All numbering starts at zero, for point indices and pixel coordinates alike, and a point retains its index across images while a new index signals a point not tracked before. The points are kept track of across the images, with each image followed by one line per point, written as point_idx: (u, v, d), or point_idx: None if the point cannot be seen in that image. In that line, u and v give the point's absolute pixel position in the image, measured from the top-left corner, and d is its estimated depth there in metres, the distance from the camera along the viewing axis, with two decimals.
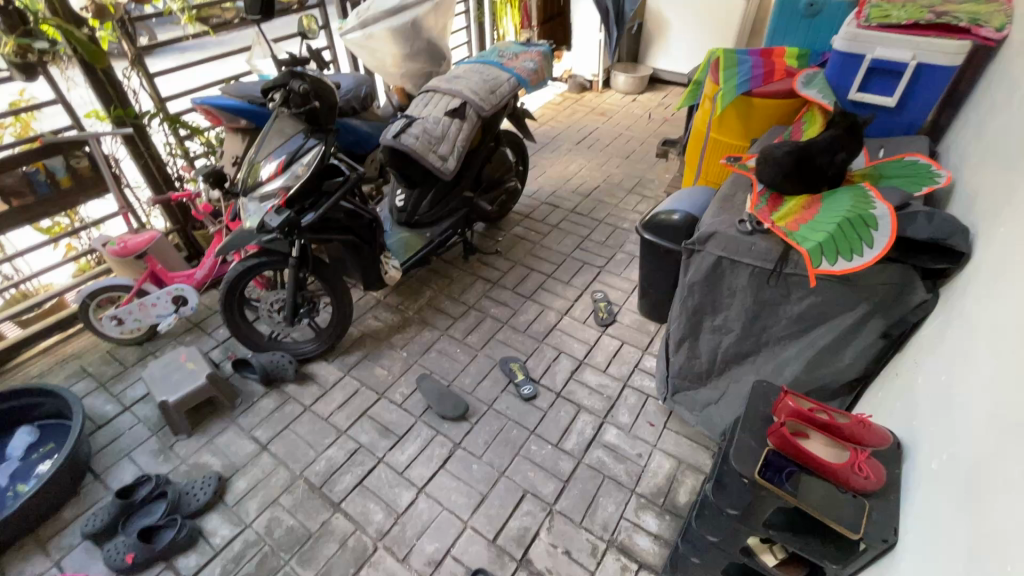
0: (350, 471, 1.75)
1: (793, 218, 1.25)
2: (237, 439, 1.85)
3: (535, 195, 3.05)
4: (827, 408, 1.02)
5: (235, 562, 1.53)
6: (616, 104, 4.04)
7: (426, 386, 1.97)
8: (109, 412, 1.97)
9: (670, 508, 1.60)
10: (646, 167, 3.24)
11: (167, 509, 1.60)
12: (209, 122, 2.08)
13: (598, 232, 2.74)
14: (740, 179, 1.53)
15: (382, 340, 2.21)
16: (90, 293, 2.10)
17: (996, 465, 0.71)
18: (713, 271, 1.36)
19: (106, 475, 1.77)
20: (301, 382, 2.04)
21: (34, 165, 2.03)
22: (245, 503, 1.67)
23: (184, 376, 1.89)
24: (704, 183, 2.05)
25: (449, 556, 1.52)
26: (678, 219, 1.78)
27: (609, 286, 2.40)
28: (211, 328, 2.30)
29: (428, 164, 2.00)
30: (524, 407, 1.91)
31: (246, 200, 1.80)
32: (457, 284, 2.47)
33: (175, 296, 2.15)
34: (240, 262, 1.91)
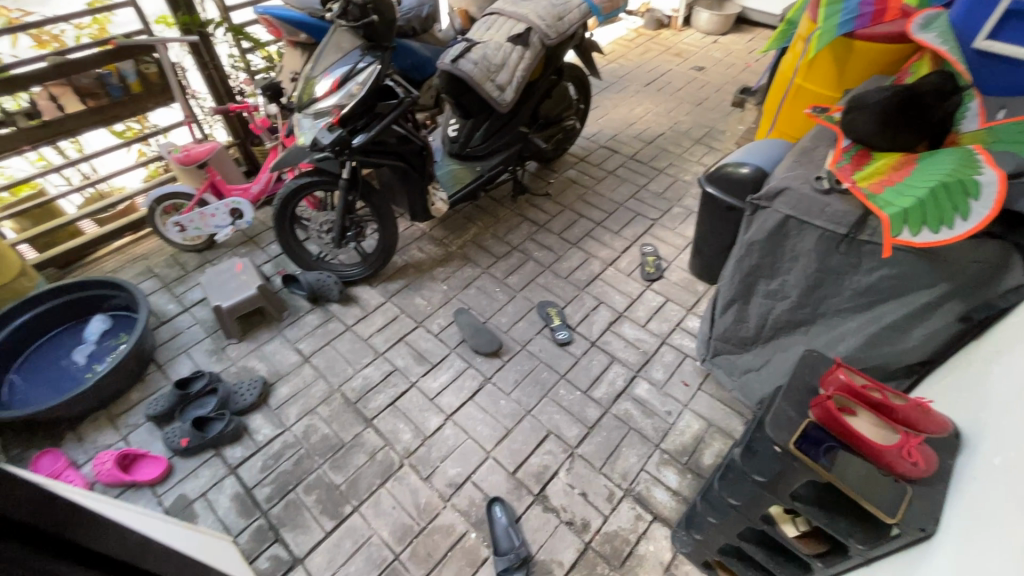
0: (384, 390, 1.83)
1: (879, 180, 1.11)
2: (282, 349, 1.96)
3: (594, 138, 2.90)
4: (883, 387, 0.94)
5: (275, 459, 1.66)
6: (695, 45, 3.71)
7: (463, 320, 2.00)
8: (171, 311, 2.12)
9: (692, 467, 1.58)
10: (719, 116, 3.00)
11: (217, 404, 1.74)
12: (270, 34, 2.05)
13: (656, 182, 2.59)
14: (823, 133, 1.38)
15: (425, 271, 2.23)
16: (156, 197, 2.21)
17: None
18: (778, 231, 1.26)
19: (167, 367, 1.93)
20: (344, 303, 2.11)
21: (107, 68, 2.11)
22: (287, 407, 1.79)
23: (238, 284, 2.00)
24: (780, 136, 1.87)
25: (469, 481, 1.59)
26: (748, 173, 1.64)
27: (661, 240, 2.30)
28: (264, 243, 2.38)
29: (485, 94, 1.91)
30: (557, 352, 1.91)
31: (301, 115, 1.80)
32: (503, 224, 2.43)
33: (233, 209, 2.24)
34: (294, 180, 1.94)
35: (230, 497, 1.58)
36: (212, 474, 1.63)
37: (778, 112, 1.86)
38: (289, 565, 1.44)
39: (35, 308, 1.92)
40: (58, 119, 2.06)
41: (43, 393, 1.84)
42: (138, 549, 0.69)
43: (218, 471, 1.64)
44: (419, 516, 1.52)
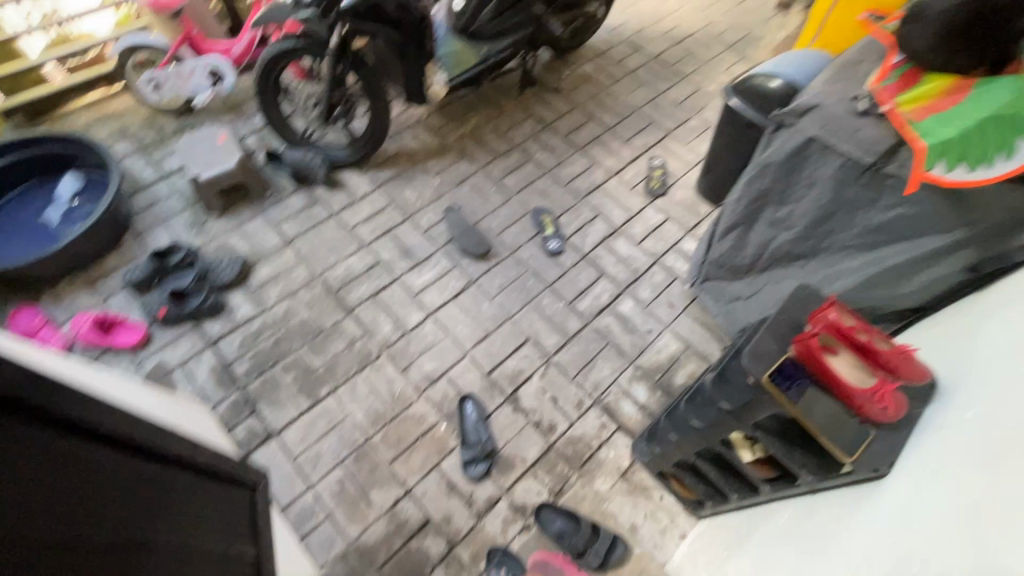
0: (366, 282, 1.80)
1: (923, 105, 0.99)
2: (264, 229, 1.90)
3: (618, 31, 2.61)
4: (872, 330, 0.90)
5: (253, 337, 1.67)
6: None
7: (452, 219, 1.92)
8: (147, 177, 2.01)
9: (664, 385, 1.61)
10: (759, 20, 2.68)
11: (196, 278, 1.72)
12: None
13: (677, 89, 2.37)
14: (874, 45, 1.20)
15: (417, 162, 2.10)
16: (127, 47, 2.03)
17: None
18: (798, 153, 1.15)
19: (144, 236, 1.87)
20: (330, 187, 2.01)
21: None
22: (267, 288, 1.77)
23: (218, 155, 1.89)
24: (821, 48, 1.67)
25: (444, 377, 1.61)
26: (779, 87, 1.49)
27: (671, 154, 2.15)
28: (248, 113, 2.21)
29: None
30: (546, 261, 1.86)
31: None
32: (506, 119, 2.25)
33: (212, 70, 2.09)
34: (277, 42, 1.74)
35: (208, 368, 1.61)
36: (191, 345, 1.65)
37: (826, 18, 1.63)
38: (265, 436, 1.51)
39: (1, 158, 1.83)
40: None
41: (18, 249, 1.79)
42: (115, 421, 0.68)
43: (196, 343, 1.65)
44: (392, 404, 1.56)
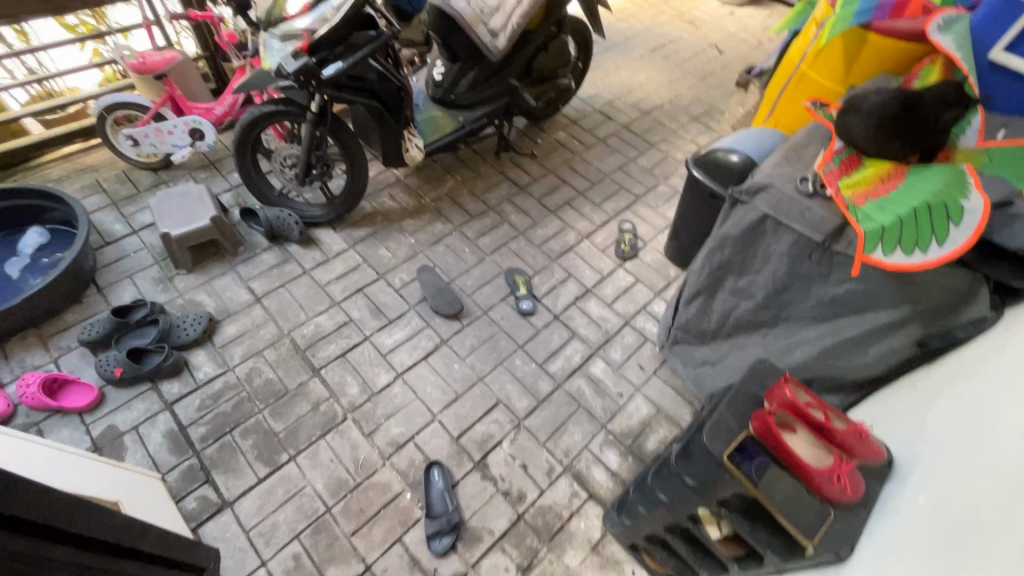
0: (335, 341, 1.77)
1: (863, 190, 1.06)
2: (234, 286, 1.88)
3: (590, 101, 2.76)
4: (827, 407, 0.92)
5: (214, 399, 1.61)
6: (709, 15, 3.54)
7: (426, 278, 1.93)
8: (117, 232, 1.99)
9: (635, 451, 1.59)
10: (721, 95, 2.87)
11: (157, 336, 1.67)
12: None
13: (646, 156, 2.50)
14: (819, 130, 1.29)
15: (393, 221, 2.13)
16: (106, 105, 2.04)
17: (1010, 520, 0.66)
18: (753, 229, 1.20)
19: (107, 291, 1.83)
20: (304, 245, 2.02)
21: None
22: (232, 347, 1.73)
23: (193, 212, 1.89)
24: (775, 127, 1.78)
25: (411, 442, 1.57)
26: (737, 162, 1.57)
27: (641, 218, 2.23)
28: (226, 170, 2.23)
29: (475, 38, 1.80)
30: (518, 321, 1.87)
31: (268, 35, 1.63)
32: (482, 181, 2.32)
33: (193, 129, 2.09)
34: (258, 106, 1.80)
35: (162, 433, 1.53)
36: (146, 407, 1.58)
37: (778, 99, 1.76)
38: (217, 507, 1.42)
39: None
40: None
41: None
42: None
43: (152, 405, 1.58)
44: (355, 471, 1.50)
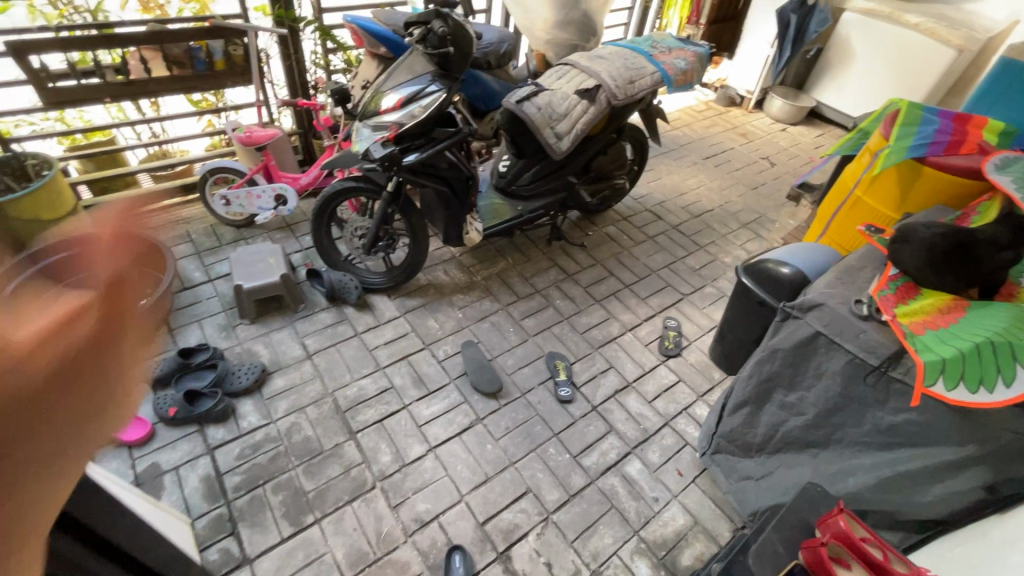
0: (375, 406, 1.81)
1: (920, 319, 1.05)
2: (289, 341, 1.98)
3: (642, 200, 2.89)
4: (887, 546, 0.86)
5: (252, 450, 1.65)
6: (762, 129, 3.74)
7: (469, 354, 1.98)
8: (196, 279, 2.17)
9: (668, 564, 1.49)
10: (771, 205, 2.96)
11: (213, 381, 1.76)
12: (353, 40, 2.09)
13: (694, 257, 2.56)
14: (873, 253, 1.32)
15: (444, 295, 2.23)
16: (210, 168, 2.31)
17: None
18: (805, 345, 1.20)
19: (177, 333, 1.96)
20: (359, 309, 2.13)
21: (199, 43, 2.22)
22: (278, 400, 1.79)
23: (265, 269, 2.05)
24: (829, 244, 1.81)
25: (436, 521, 1.53)
26: (788, 274, 1.59)
27: (686, 316, 2.24)
28: (299, 233, 2.44)
29: (541, 139, 1.94)
30: (555, 408, 1.86)
31: (361, 124, 1.83)
32: (532, 265, 2.42)
33: (278, 195, 2.32)
34: (341, 181, 1.99)
35: (200, 477, 1.57)
36: (189, 449, 1.63)
37: (831, 220, 1.81)
38: (238, 562, 1.41)
39: None
40: (144, 80, 2.19)
41: None
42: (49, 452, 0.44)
43: (195, 448, 1.64)
44: (376, 545, 1.47)
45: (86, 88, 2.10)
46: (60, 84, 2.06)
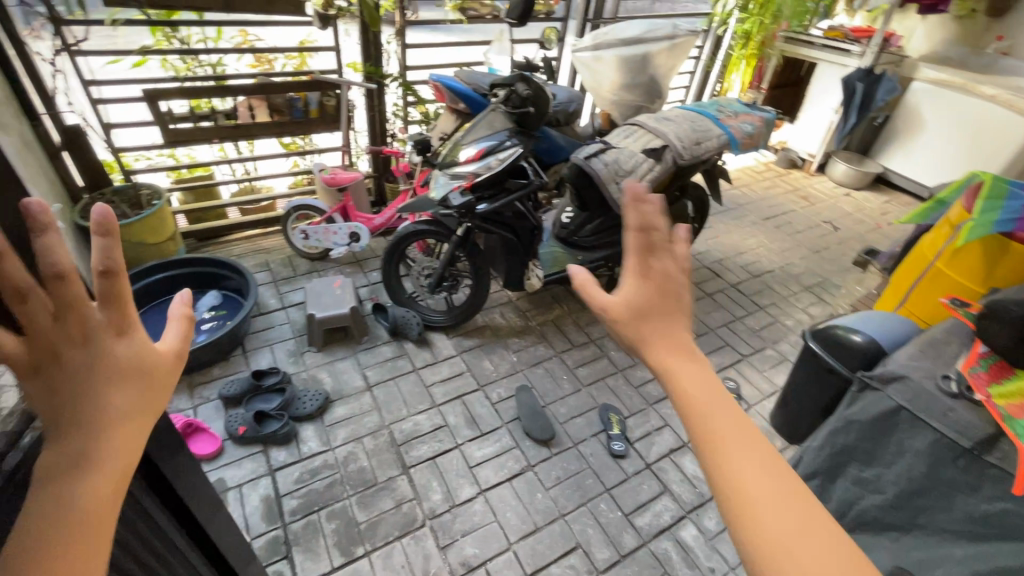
0: (428, 442, 1.84)
1: (1020, 402, 1.01)
2: (351, 371, 2.06)
3: (700, 257, 2.89)
4: None
5: (310, 475, 1.70)
6: (824, 193, 3.69)
7: (523, 398, 1.99)
8: (271, 305, 2.32)
9: None
10: (836, 269, 2.88)
11: (281, 404, 1.85)
12: (436, 97, 2.26)
13: (753, 317, 2.51)
14: (958, 327, 1.27)
15: (500, 337, 2.28)
16: (294, 206, 2.50)
17: None
18: (886, 419, 1.15)
19: (250, 355, 2.09)
20: (418, 345, 2.20)
21: (298, 94, 2.49)
22: (337, 428, 1.85)
23: (335, 300, 2.17)
24: (907, 314, 1.75)
25: (483, 568, 1.52)
26: (859, 342, 1.54)
27: (745, 378, 2.18)
28: (367, 268, 2.58)
29: (607, 194, 2.00)
30: (608, 462, 1.82)
31: (439, 172, 1.98)
32: (588, 314, 2.44)
33: (353, 232, 2.48)
34: (412, 223, 2.11)
35: (260, 497, 1.63)
36: (253, 468, 1.70)
37: (909, 291, 1.75)
38: None
39: (168, 271, 2.21)
40: (249, 126, 2.44)
41: None
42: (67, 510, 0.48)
43: (259, 467, 1.71)
44: None
45: (200, 130, 2.36)
46: (179, 125, 2.32)
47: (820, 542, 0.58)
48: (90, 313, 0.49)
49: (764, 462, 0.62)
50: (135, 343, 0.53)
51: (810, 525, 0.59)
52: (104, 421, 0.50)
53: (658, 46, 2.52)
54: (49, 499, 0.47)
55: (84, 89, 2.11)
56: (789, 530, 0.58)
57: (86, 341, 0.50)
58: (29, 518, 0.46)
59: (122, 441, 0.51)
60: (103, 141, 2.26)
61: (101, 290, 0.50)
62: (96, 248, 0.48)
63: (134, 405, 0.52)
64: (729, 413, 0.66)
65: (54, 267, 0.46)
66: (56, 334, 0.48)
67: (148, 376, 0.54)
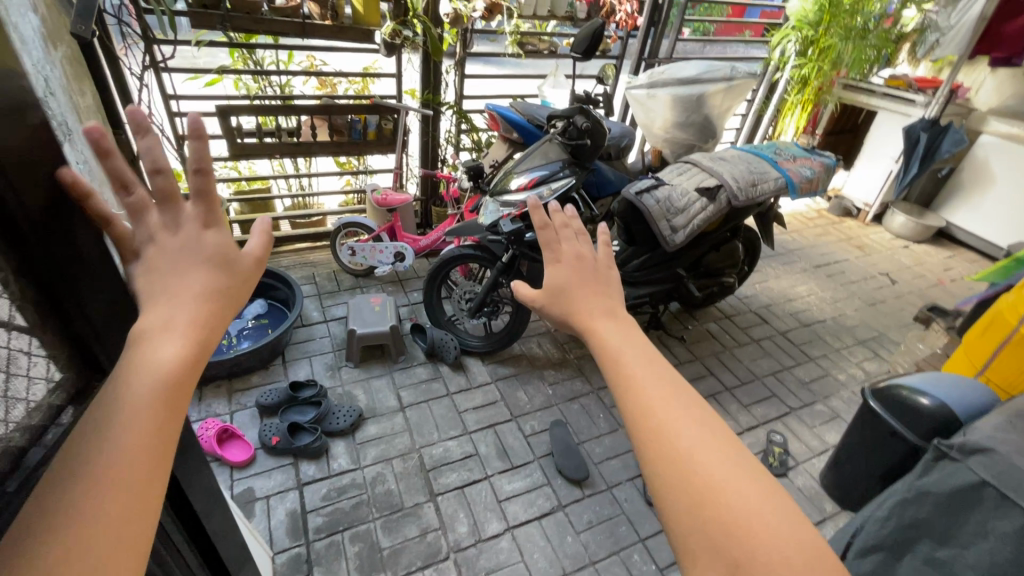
0: (457, 470, 1.79)
1: None
2: (386, 390, 2.05)
3: (747, 301, 2.79)
4: None
5: (338, 493, 1.68)
6: (881, 244, 3.54)
7: (557, 434, 1.93)
8: (314, 317, 2.36)
9: None
10: (894, 324, 2.72)
11: (314, 418, 1.85)
12: (490, 125, 2.30)
13: (803, 368, 2.38)
14: None
15: (536, 368, 2.24)
16: (344, 223, 2.56)
17: None
18: (964, 495, 1.05)
19: (289, 365, 2.11)
20: (453, 369, 2.18)
21: (358, 117, 2.56)
22: (367, 447, 1.83)
23: (376, 318, 2.18)
24: (987, 382, 1.62)
25: None
26: (928, 406, 1.41)
27: (793, 432, 2.06)
28: (408, 288, 2.61)
29: (656, 230, 1.97)
30: (643, 510, 1.73)
31: (489, 200, 1.98)
32: None
33: (398, 252, 2.51)
34: (457, 247, 2.11)
35: (286, 511, 1.61)
36: (282, 480, 1.69)
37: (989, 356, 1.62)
38: None
39: None
40: (309, 144, 2.52)
41: None
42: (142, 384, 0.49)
43: (288, 480, 1.70)
44: None
45: (261, 146, 2.43)
46: (245, 141, 2.41)
47: (749, 486, 0.52)
48: (183, 207, 0.57)
49: (690, 409, 0.58)
50: (219, 236, 0.59)
51: (739, 472, 0.53)
52: (180, 296, 0.53)
53: (714, 87, 2.50)
54: (132, 369, 0.50)
55: (164, 103, 2.24)
56: (709, 463, 0.53)
57: (179, 229, 0.57)
58: (114, 386, 0.48)
59: (199, 316, 0.53)
60: (175, 151, 2.37)
61: (193, 185, 0.57)
62: (191, 149, 0.54)
63: (209, 288, 0.55)
64: (648, 361, 0.64)
65: (154, 163, 0.54)
66: (156, 227, 0.56)
67: (229, 266, 0.57)
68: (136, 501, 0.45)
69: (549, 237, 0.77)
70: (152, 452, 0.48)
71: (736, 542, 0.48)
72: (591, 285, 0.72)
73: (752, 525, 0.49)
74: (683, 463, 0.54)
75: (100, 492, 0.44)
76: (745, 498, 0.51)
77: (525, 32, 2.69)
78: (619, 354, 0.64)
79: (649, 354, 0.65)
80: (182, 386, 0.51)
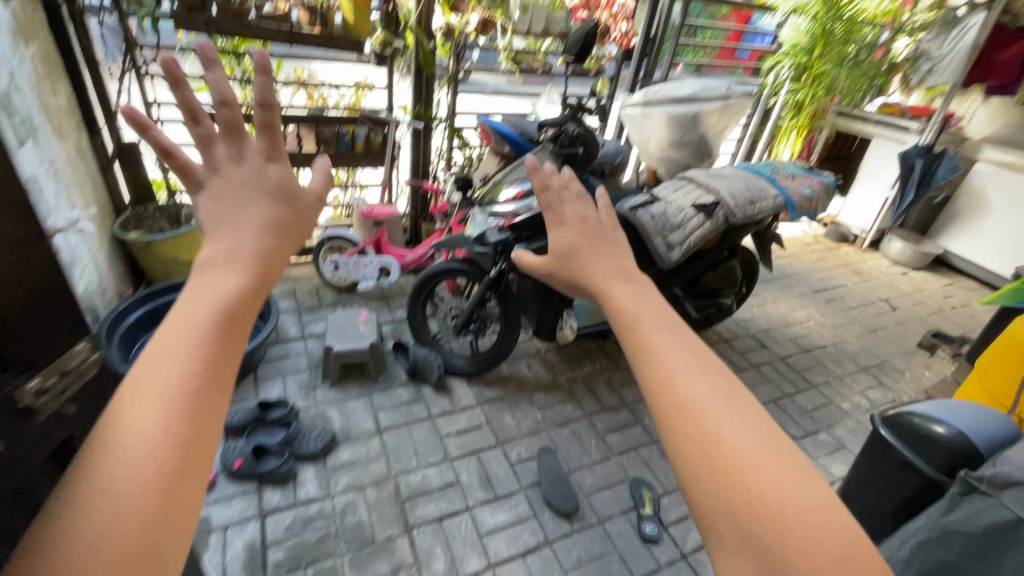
0: (435, 500, 1.65)
1: None
2: (363, 412, 1.92)
3: (745, 325, 2.69)
4: None
5: (303, 523, 1.53)
6: (879, 270, 3.48)
7: (545, 462, 1.79)
8: (291, 334, 2.24)
9: None
10: (897, 351, 2.63)
11: (283, 440, 1.71)
12: (481, 138, 2.23)
13: (805, 395, 2.27)
14: None
15: (525, 391, 2.11)
16: (328, 236, 2.47)
17: None
18: (998, 534, 0.93)
19: (261, 383, 1.98)
20: (437, 390, 2.05)
21: (347, 128, 2.49)
22: (339, 473, 1.69)
23: (356, 335, 2.06)
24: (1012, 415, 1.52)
25: None
26: (943, 435, 1.30)
27: None
28: (393, 305, 2.50)
29: (652, 247, 1.88)
30: (637, 546, 1.59)
31: (478, 211, 1.93)
32: (621, 374, 2.27)
33: (383, 267, 2.41)
34: (444, 261, 2.00)
35: (244, 543, 1.46)
36: (242, 509, 1.54)
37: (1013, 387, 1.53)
38: None
39: None
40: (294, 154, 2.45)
41: None
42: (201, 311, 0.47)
43: (249, 508, 1.55)
44: None
45: None
46: None
47: (781, 463, 0.45)
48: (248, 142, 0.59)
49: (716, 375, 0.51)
50: (282, 170, 0.59)
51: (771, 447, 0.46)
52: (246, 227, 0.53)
53: (710, 107, 2.45)
54: (195, 294, 0.48)
55: (144, 108, 2.17)
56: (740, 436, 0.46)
57: (243, 162, 0.58)
58: (176, 312, 0.47)
59: (261, 247, 0.52)
60: (155, 159, 2.28)
61: (260, 120, 0.59)
62: (258, 84, 0.58)
63: (270, 221, 0.54)
64: (666, 321, 0.55)
65: (220, 96, 0.59)
66: (222, 160, 0.58)
67: (290, 200, 0.57)
68: (183, 434, 0.42)
69: (551, 200, 0.69)
70: (211, 382, 0.44)
71: (763, 523, 0.42)
72: (602, 245, 0.65)
73: (781, 506, 0.42)
74: (708, 439, 0.46)
75: (159, 417, 0.41)
76: (781, 478, 0.44)
77: (519, 49, 2.67)
78: (638, 317, 0.55)
79: (666, 311, 0.57)
80: (238, 320, 0.48)
